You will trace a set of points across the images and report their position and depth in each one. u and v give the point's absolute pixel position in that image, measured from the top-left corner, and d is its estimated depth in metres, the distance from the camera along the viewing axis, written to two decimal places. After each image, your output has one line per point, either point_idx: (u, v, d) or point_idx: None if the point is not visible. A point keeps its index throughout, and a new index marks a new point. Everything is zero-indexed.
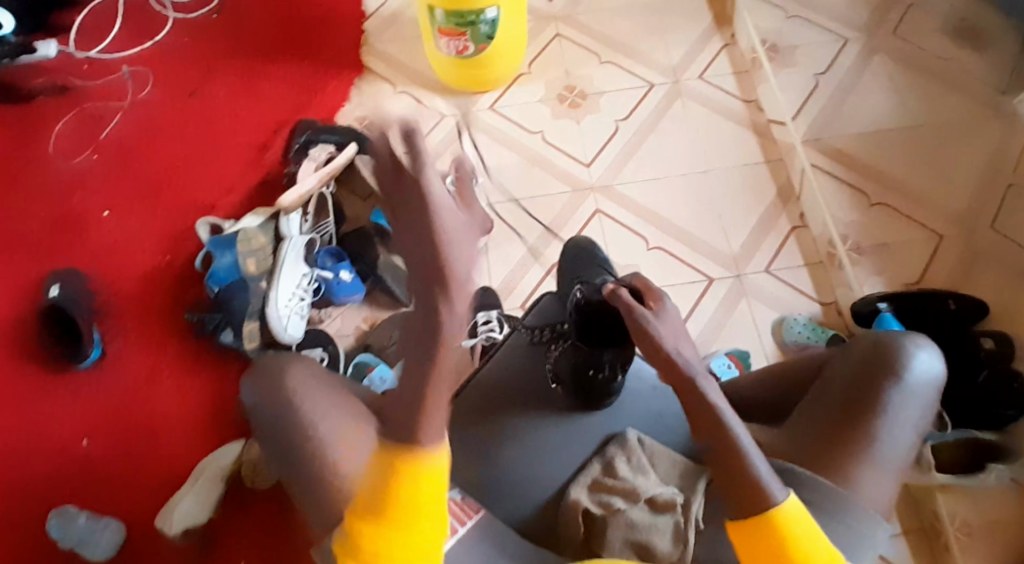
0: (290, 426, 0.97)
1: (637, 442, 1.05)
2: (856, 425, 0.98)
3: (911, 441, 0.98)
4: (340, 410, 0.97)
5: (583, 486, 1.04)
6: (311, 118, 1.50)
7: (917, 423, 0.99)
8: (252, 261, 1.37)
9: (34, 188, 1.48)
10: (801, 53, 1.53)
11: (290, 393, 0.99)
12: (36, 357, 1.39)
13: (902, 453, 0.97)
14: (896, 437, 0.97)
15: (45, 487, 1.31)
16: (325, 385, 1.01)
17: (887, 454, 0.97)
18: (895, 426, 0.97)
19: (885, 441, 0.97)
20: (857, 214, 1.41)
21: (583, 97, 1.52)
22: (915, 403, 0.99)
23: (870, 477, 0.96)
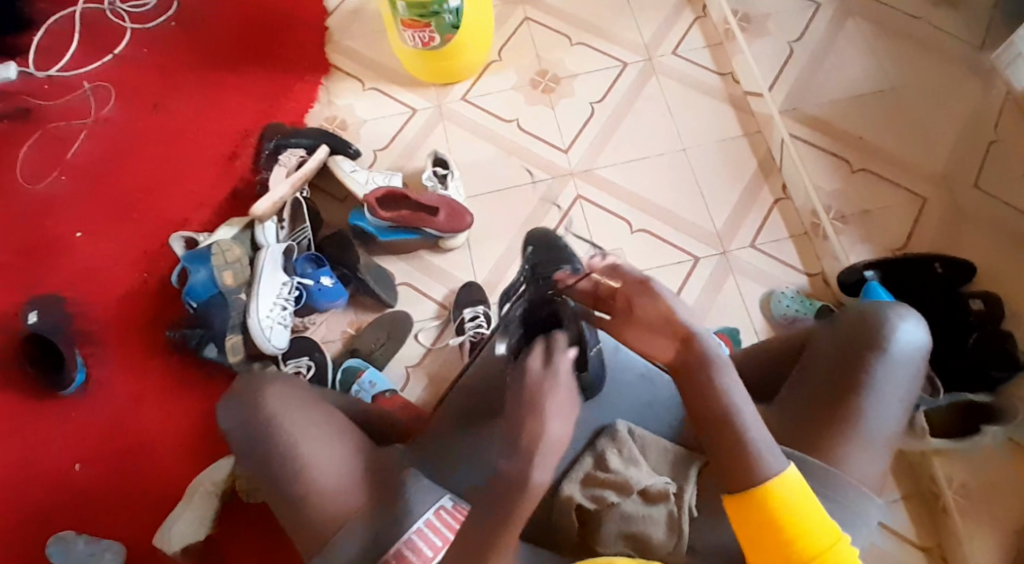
0: (270, 453, 0.98)
1: (627, 433, 1.07)
2: (843, 401, 0.98)
3: (897, 412, 0.98)
4: (321, 433, 1.00)
5: (577, 482, 1.04)
6: (278, 123, 1.47)
7: (904, 396, 0.99)
8: (229, 273, 1.33)
9: (1, 215, 1.45)
10: (774, 21, 1.50)
11: (270, 417, 1.00)
12: (21, 387, 1.37)
13: (890, 428, 0.97)
14: (883, 412, 0.97)
15: (42, 516, 1.30)
16: (308, 404, 1.03)
17: (875, 430, 0.97)
18: (882, 400, 0.97)
19: (873, 417, 0.97)
20: (839, 183, 1.40)
21: (557, 82, 1.49)
22: (900, 375, 0.99)
23: (859, 453, 0.96)
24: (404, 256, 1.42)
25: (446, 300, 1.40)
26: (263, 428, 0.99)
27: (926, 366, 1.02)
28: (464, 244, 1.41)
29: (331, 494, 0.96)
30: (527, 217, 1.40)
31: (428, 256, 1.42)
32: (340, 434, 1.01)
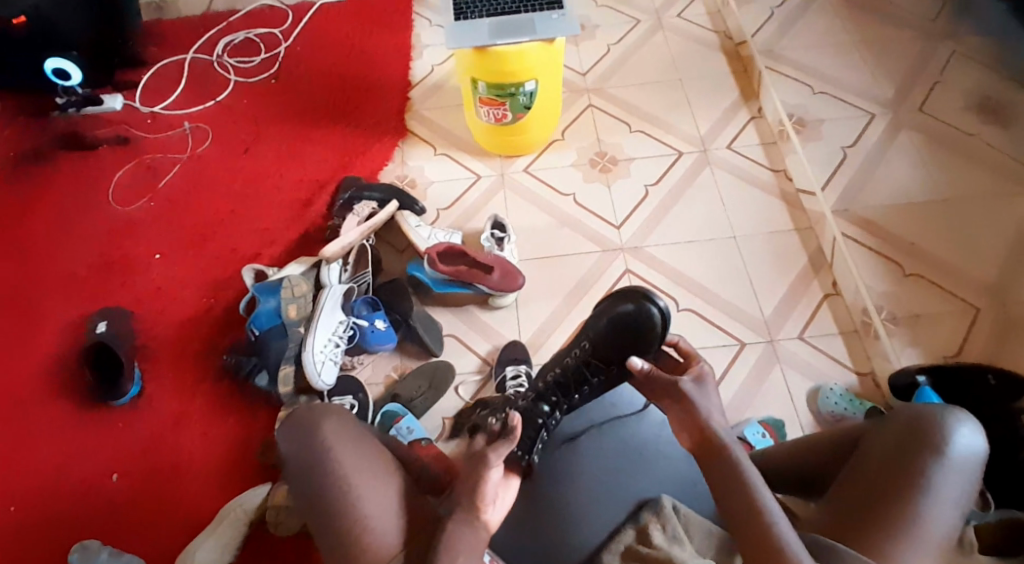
0: (319, 473, 1.02)
1: (671, 509, 1.04)
2: (898, 499, 0.95)
3: (954, 518, 0.95)
4: (371, 466, 1.02)
5: (617, 555, 1.03)
6: (355, 177, 1.58)
7: (957, 503, 0.96)
8: (293, 307, 1.41)
9: (90, 232, 1.57)
10: (828, 127, 1.57)
11: (323, 444, 1.03)
12: (77, 390, 1.44)
13: (940, 535, 0.94)
14: (936, 515, 0.94)
15: (71, 521, 1.33)
16: (363, 439, 1.06)
17: (923, 535, 0.94)
18: (935, 504, 0.95)
19: (925, 520, 0.94)
20: (888, 285, 1.41)
21: (614, 163, 1.57)
22: (956, 481, 0.96)
23: (914, 554, 0.93)
24: (453, 309, 1.48)
25: (489, 355, 1.43)
26: (315, 456, 1.02)
27: (983, 474, 0.99)
28: (512, 304, 1.46)
29: (373, 526, 0.98)
30: (575, 286, 1.45)
31: (476, 310, 1.47)
32: (390, 468, 1.04)
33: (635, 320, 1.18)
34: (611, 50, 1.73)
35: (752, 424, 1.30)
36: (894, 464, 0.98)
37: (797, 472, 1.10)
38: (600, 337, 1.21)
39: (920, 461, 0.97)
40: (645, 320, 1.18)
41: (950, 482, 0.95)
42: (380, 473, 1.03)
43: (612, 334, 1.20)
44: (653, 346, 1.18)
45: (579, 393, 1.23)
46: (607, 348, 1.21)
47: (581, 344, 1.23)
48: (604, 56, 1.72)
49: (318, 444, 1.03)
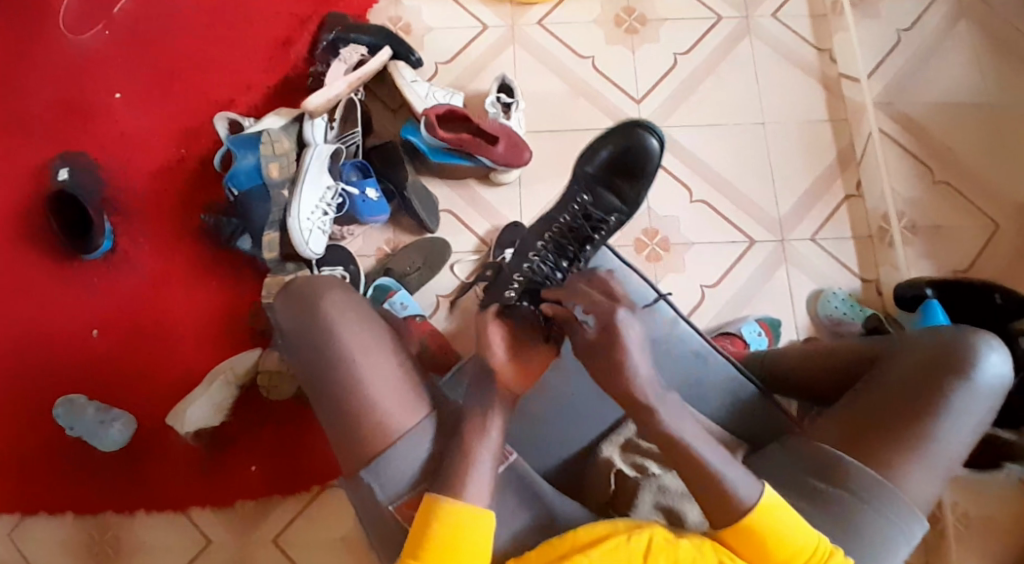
0: (317, 390, 0.97)
1: None
2: (916, 418, 0.96)
3: (965, 440, 0.97)
4: (378, 349, 0.97)
5: (616, 446, 1.09)
6: (341, 14, 1.37)
7: (973, 426, 0.97)
8: (275, 166, 1.29)
9: (39, 59, 1.38)
10: (887, 1, 1.40)
11: (328, 328, 0.97)
12: (45, 242, 1.34)
13: (949, 454, 0.96)
14: (951, 436, 0.96)
15: (55, 377, 1.30)
16: (365, 317, 1.00)
17: (936, 452, 0.96)
18: (951, 424, 0.96)
19: (938, 441, 0.96)
20: (916, 191, 1.34)
21: (643, 23, 1.39)
22: (976, 405, 0.97)
23: (919, 473, 0.95)
24: (451, 182, 1.37)
25: (487, 236, 1.35)
26: (320, 336, 0.97)
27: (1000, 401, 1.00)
28: (515, 181, 1.35)
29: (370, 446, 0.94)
30: None
31: (476, 186, 1.36)
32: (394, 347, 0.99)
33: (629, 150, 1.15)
34: None
35: (749, 322, 1.29)
36: (917, 384, 0.98)
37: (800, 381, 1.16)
38: (596, 182, 1.16)
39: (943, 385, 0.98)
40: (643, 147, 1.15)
41: (971, 405, 0.96)
42: (388, 354, 0.98)
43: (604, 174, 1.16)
44: (644, 183, 1.16)
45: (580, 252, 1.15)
46: (605, 191, 1.16)
47: (579, 197, 1.16)
48: None
49: (319, 321, 0.98)
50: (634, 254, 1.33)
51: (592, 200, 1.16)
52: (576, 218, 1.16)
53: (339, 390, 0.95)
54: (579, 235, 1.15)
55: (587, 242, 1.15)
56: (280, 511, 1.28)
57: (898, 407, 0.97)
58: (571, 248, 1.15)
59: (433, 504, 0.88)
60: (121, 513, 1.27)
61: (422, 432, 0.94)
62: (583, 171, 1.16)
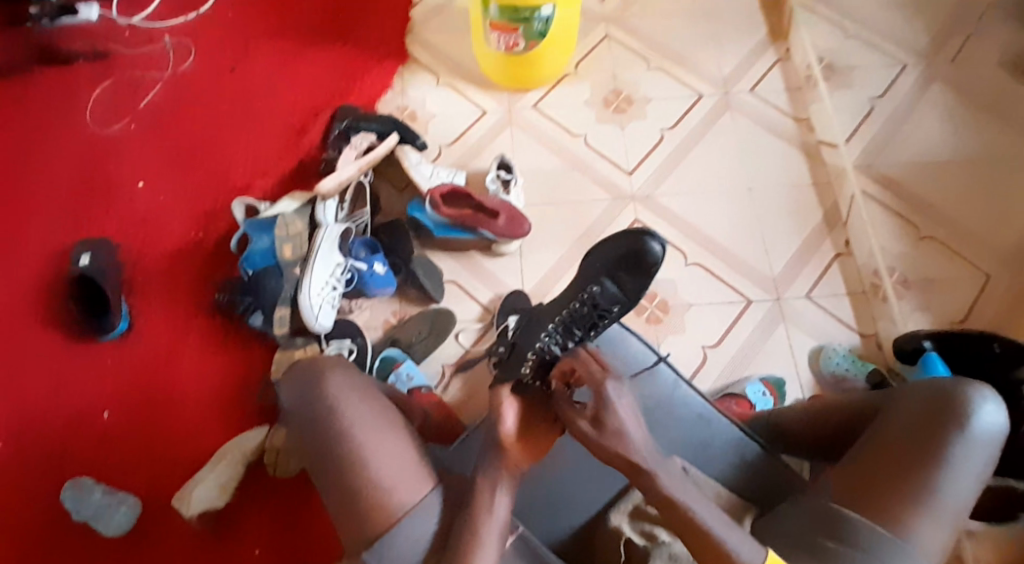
0: (323, 458, 1.00)
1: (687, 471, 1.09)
2: (916, 471, 0.96)
3: (968, 493, 0.96)
4: (380, 418, 1.02)
5: (623, 514, 1.07)
6: (351, 105, 1.48)
7: (974, 477, 0.96)
8: (289, 247, 1.36)
9: (68, 154, 1.47)
10: (859, 74, 1.50)
11: (332, 401, 1.02)
12: (63, 323, 1.39)
13: (956, 507, 0.95)
14: (955, 489, 0.95)
15: (64, 457, 1.31)
16: (364, 389, 1.05)
17: (942, 505, 0.94)
18: (954, 475, 0.96)
19: (943, 494, 0.95)
20: (904, 246, 1.39)
21: (629, 103, 1.49)
22: (976, 455, 0.97)
23: (927, 527, 0.94)
24: (454, 253, 1.42)
25: (491, 304, 1.39)
26: (323, 409, 1.01)
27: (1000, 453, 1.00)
28: (515, 252, 1.41)
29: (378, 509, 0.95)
30: (582, 234, 1.40)
31: (479, 257, 1.42)
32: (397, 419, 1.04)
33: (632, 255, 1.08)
34: None
35: (753, 382, 1.31)
36: (911, 438, 0.98)
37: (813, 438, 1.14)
38: (609, 270, 1.10)
39: (939, 437, 0.97)
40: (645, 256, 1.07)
41: (970, 455, 0.96)
42: (389, 421, 1.02)
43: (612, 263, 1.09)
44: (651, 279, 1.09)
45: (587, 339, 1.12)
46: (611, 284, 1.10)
47: (589, 288, 1.11)
48: None
49: (323, 395, 1.02)
50: (635, 317, 1.37)
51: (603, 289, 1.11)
52: (585, 307, 1.11)
53: (344, 454, 0.98)
54: (586, 322, 1.12)
55: (593, 329, 1.13)
56: None
57: (896, 464, 0.97)
58: (577, 334, 1.12)
59: None
60: None
61: (434, 501, 0.97)
62: (599, 260, 1.10)
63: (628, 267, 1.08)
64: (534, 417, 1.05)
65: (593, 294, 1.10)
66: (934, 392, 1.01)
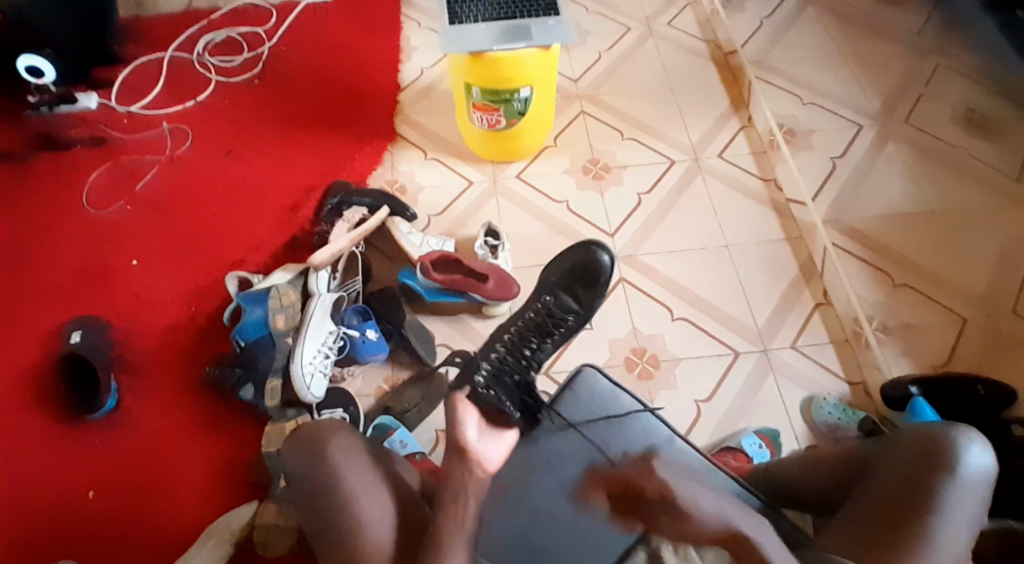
0: (324, 522, 1.03)
1: (682, 533, 1.08)
2: (911, 520, 0.98)
3: (965, 538, 0.97)
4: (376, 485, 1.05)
5: None
6: (344, 181, 1.54)
7: (969, 520, 0.98)
8: (281, 317, 1.37)
9: (63, 236, 1.50)
10: (818, 137, 1.60)
11: (332, 466, 1.05)
12: (51, 402, 1.37)
13: (953, 554, 0.97)
14: (949, 535, 0.97)
15: (46, 540, 1.26)
16: (365, 456, 1.08)
17: (938, 555, 0.96)
18: (948, 524, 0.97)
19: (937, 541, 0.97)
20: (878, 295, 1.44)
21: (607, 170, 1.57)
22: (968, 501, 0.98)
23: None
24: (446, 318, 1.45)
25: None
26: (323, 472, 1.05)
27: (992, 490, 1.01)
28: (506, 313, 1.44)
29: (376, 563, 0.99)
30: None
31: (470, 319, 1.45)
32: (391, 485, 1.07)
33: (585, 264, 1.38)
34: (601, 57, 1.73)
35: (749, 435, 1.32)
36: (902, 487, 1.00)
37: (813, 486, 1.14)
38: (557, 287, 1.37)
39: (929, 484, 0.99)
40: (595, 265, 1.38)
41: (960, 500, 0.98)
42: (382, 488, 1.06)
43: (562, 282, 1.38)
44: (597, 290, 1.38)
45: (543, 342, 1.31)
46: (564, 296, 1.36)
47: (542, 299, 1.35)
48: (596, 61, 1.72)
49: (325, 460, 1.05)
50: (626, 372, 1.38)
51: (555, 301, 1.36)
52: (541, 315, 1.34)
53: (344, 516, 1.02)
54: (543, 330, 1.32)
55: (547, 336, 1.32)
56: None
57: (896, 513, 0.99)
58: (534, 339, 1.31)
59: None
60: None
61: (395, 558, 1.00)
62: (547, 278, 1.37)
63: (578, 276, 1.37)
64: (490, 422, 1.16)
65: (546, 302, 1.34)
66: (921, 437, 1.03)
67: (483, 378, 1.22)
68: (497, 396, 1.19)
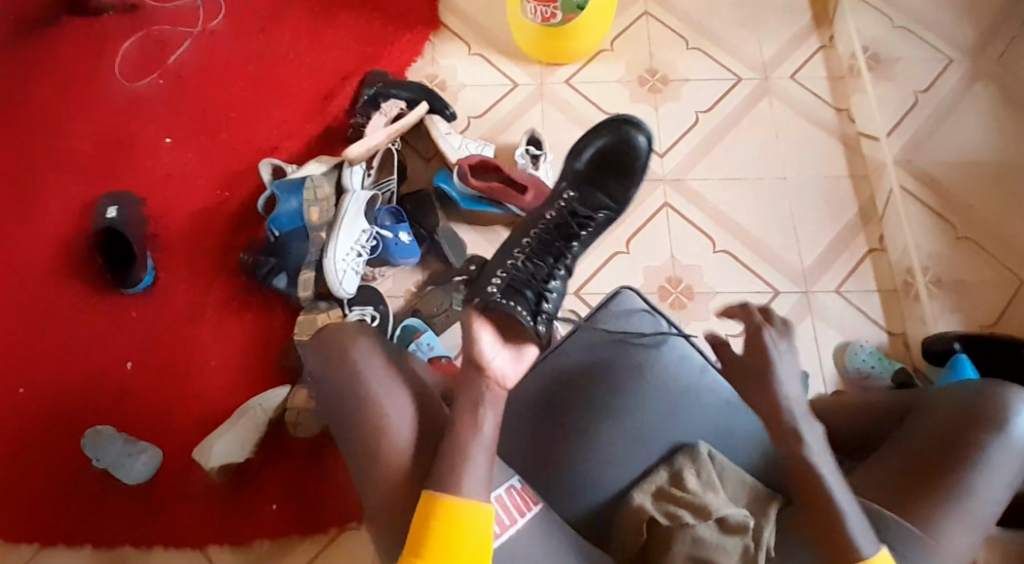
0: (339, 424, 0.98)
1: (708, 456, 1.01)
2: (947, 471, 0.92)
3: (1000, 498, 0.92)
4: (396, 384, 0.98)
5: (647, 494, 1.00)
6: (382, 71, 1.47)
7: (1007, 482, 0.92)
8: (315, 211, 1.33)
9: (98, 107, 1.48)
10: (903, 66, 1.44)
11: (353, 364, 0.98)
12: (86, 276, 1.38)
13: (985, 511, 0.91)
14: (985, 493, 0.91)
15: (83, 404, 1.31)
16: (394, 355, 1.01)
17: (970, 511, 0.91)
18: (986, 482, 0.91)
19: (972, 496, 0.91)
20: (938, 246, 1.35)
21: (664, 83, 1.47)
22: (1009, 462, 0.93)
23: (956, 527, 0.90)
24: (479, 227, 1.41)
25: None
26: (342, 372, 0.98)
27: None
28: None
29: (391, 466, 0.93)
30: None
31: (504, 232, 1.41)
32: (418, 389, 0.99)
33: (615, 151, 1.28)
34: None
35: None
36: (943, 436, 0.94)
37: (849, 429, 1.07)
38: (582, 183, 1.27)
39: (969, 438, 0.93)
40: (629, 147, 1.28)
41: (1002, 460, 0.92)
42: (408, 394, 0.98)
43: (590, 176, 1.28)
44: (628, 184, 1.28)
45: (568, 243, 1.22)
46: (590, 191, 1.27)
47: (565, 195, 1.25)
48: None
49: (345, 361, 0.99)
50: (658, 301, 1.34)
51: (579, 200, 1.26)
52: (562, 216, 1.24)
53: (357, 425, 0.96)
54: (565, 231, 1.22)
55: (572, 238, 1.22)
56: (299, 552, 1.23)
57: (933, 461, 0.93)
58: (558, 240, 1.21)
59: (433, 498, 0.88)
60: (138, 549, 1.23)
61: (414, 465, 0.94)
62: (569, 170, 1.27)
63: (605, 166, 1.28)
64: (505, 335, 1.04)
65: (570, 200, 1.25)
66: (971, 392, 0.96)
67: (497, 288, 1.10)
68: (513, 305, 1.07)
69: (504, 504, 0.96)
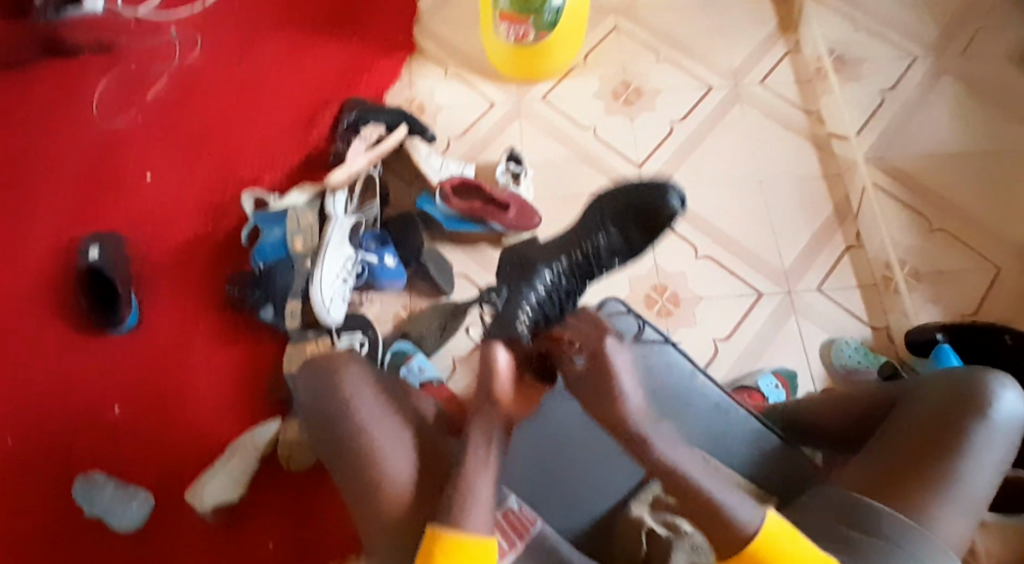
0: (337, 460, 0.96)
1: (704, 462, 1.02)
2: (936, 458, 0.91)
3: (989, 483, 0.91)
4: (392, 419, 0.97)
5: (645, 504, 1.01)
6: (360, 97, 1.48)
7: (994, 467, 0.92)
8: (299, 240, 1.33)
9: (76, 146, 1.47)
10: (868, 66, 1.52)
11: (345, 400, 0.97)
12: (70, 316, 1.37)
13: (976, 497, 0.90)
14: (975, 479, 0.90)
15: (71, 449, 1.28)
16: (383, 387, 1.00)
17: (963, 498, 0.90)
18: (977, 468, 0.91)
19: (963, 482, 0.90)
20: (914, 240, 1.38)
21: (638, 95, 1.50)
22: (996, 446, 0.92)
23: (949, 514, 0.89)
24: (465, 246, 1.42)
25: None
26: (335, 405, 0.97)
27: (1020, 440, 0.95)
28: None
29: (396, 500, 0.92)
30: None
31: (489, 249, 1.41)
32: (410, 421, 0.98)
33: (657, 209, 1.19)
34: None
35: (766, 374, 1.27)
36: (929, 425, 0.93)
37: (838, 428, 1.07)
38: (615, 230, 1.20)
39: (956, 425, 0.93)
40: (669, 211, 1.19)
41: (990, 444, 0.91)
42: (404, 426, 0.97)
43: (620, 224, 1.20)
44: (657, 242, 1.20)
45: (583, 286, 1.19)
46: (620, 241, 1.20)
47: (596, 241, 1.19)
48: None
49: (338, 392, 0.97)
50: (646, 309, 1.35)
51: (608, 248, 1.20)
52: (586, 258, 1.19)
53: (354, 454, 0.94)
54: (585, 275, 1.19)
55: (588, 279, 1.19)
56: None
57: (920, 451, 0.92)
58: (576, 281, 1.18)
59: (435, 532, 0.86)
60: None
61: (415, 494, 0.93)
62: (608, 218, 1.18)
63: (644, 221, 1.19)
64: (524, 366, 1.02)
65: (599, 248, 1.19)
66: (955, 380, 0.96)
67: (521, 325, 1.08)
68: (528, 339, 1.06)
69: (502, 526, 0.95)
